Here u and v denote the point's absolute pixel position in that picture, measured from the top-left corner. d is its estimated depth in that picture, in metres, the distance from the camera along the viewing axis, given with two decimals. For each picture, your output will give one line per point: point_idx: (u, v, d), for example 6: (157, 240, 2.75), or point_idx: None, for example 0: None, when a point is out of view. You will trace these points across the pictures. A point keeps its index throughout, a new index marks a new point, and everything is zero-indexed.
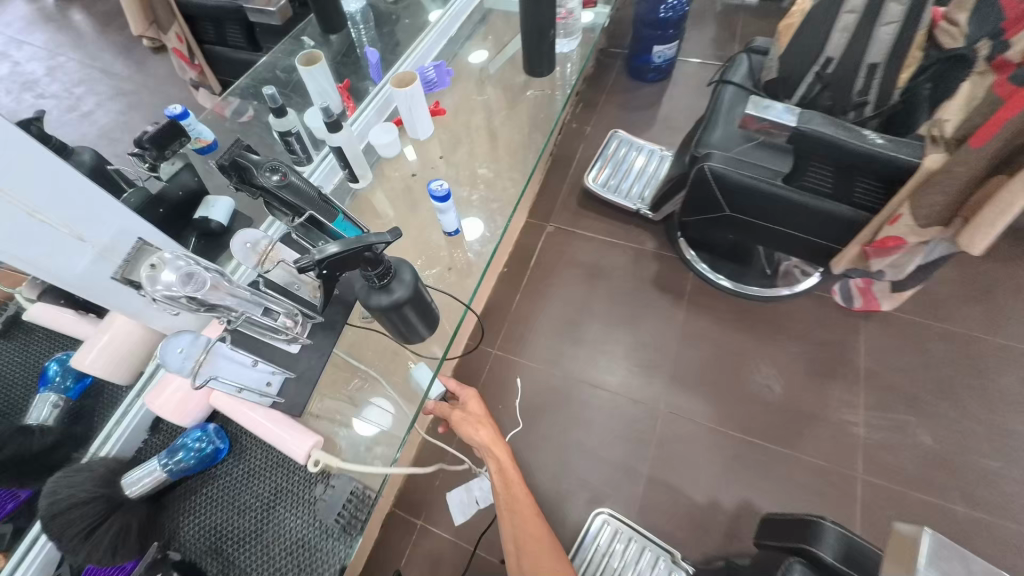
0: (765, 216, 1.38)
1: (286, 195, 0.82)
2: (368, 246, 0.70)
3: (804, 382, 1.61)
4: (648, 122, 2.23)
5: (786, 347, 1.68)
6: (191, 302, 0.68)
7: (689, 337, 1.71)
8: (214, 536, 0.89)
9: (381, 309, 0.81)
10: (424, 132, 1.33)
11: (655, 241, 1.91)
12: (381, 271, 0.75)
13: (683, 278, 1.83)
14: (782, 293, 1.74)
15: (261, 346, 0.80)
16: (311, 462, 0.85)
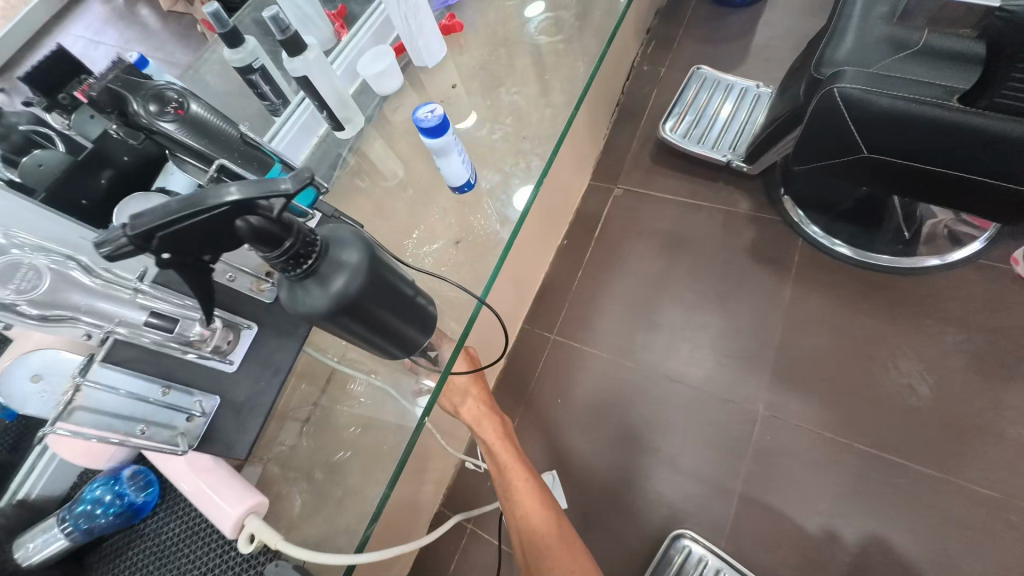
0: (928, 159, 0.96)
1: (185, 136, 0.60)
2: (236, 202, 0.41)
3: (964, 383, 1.20)
4: (738, 54, 1.79)
5: (938, 336, 1.26)
6: (20, 309, 0.47)
7: (797, 322, 1.35)
8: None
9: (308, 314, 0.49)
10: (432, 58, 1.03)
11: (750, 201, 1.54)
12: (284, 249, 0.45)
13: (787, 246, 1.45)
14: (930, 264, 1.31)
15: (168, 365, 0.56)
16: (244, 536, 0.59)
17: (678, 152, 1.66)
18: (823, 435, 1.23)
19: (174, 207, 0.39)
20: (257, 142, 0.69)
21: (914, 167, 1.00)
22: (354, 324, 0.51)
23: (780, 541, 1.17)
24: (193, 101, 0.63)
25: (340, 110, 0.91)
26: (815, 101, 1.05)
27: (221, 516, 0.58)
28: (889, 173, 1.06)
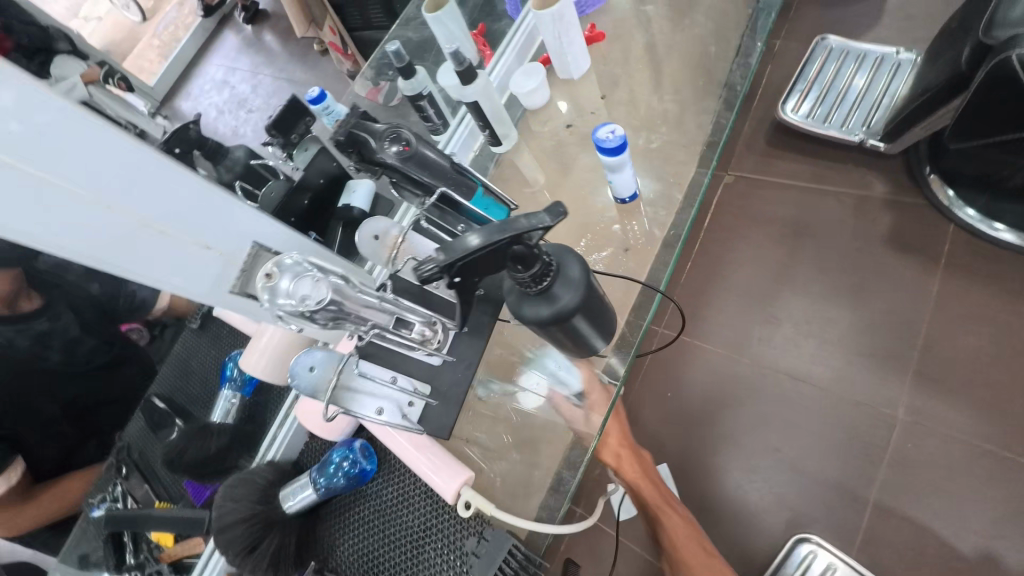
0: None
1: (415, 170, 0.69)
2: (517, 235, 0.53)
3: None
4: (869, 18, 1.60)
5: None
6: (322, 317, 0.50)
7: (946, 318, 1.22)
8: (366, 564, 0.73)
9: (536, 320, 0.64)
10: (577, 69, 1.10)
11: (887, 185, 1.38)
12: (534, 274, 0.59)
13: (933, 235, 1.30)
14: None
15: (397, 360, 0.65)
16: (461, 503, 0.71)
17: (798, 133, 1.54)
18: (979, 446, 1.10)
19: (472, 245, 0.52)
20: (464, 169, 0.73)
21: None
22: (562, 333, 0.66)
23: (925, 557, 1.07)
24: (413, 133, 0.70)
25: (497, 126, 1.01)
26: (983, 71, 0.92)
27: (442, 485, 0.70)
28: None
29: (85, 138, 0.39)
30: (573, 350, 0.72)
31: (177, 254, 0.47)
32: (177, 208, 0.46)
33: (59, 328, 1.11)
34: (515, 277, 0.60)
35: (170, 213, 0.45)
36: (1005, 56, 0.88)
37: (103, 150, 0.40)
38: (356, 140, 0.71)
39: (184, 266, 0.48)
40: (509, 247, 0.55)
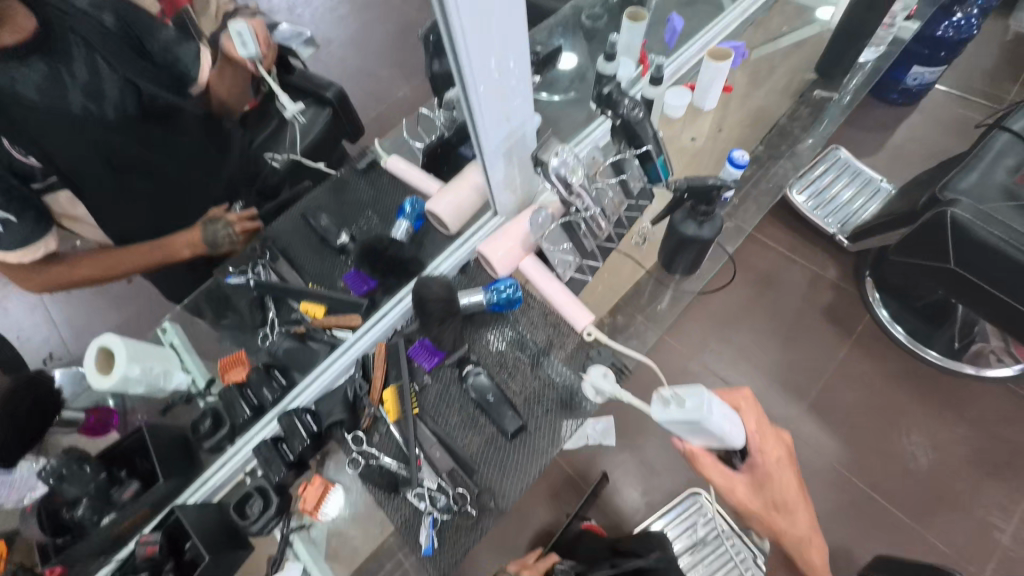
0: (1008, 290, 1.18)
1: (638, 128, 0.75)
2: (719, 184, 0.67)
3: (959, 469, 1.47)
4: (870, 146, 1.91)
5: (952, 426, 1.52)
6: (558, 189, 0.71)
7: (841, 377, 1.63)
8: (494, 359, 0.79)
9: (682, 244, 0.75)
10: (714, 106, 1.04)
11: (838, 271, 1.78)
12: (707, 209, 0.69)
13: (854, 317, 1.70)
14: (965, 369, 1.54)
15: (574, 237, 0.78)
16: (586, 335, 0.78)
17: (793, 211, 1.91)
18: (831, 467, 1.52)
19: (683, 184, 0.66)
20: (661, 142, 0.78)
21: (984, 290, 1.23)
22: (685, 262, 0.82)
23: None
24: (641, 110, 0.77)
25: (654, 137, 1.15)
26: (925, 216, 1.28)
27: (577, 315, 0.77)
28: (964, 292, 1.31)
29: (516, 28, 0.59)
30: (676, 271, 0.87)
31: (500, 114, 0.68)
32: (516, 86, 0.67)
33: (67, 69, 0.95)
34: (689, 208, 0.71)
35: (513, 89, 0.67)
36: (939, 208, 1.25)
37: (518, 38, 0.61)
38: (608, 96, 0.80)
39: (500, 126, 0.70)
40: (709, 190, 0.67)
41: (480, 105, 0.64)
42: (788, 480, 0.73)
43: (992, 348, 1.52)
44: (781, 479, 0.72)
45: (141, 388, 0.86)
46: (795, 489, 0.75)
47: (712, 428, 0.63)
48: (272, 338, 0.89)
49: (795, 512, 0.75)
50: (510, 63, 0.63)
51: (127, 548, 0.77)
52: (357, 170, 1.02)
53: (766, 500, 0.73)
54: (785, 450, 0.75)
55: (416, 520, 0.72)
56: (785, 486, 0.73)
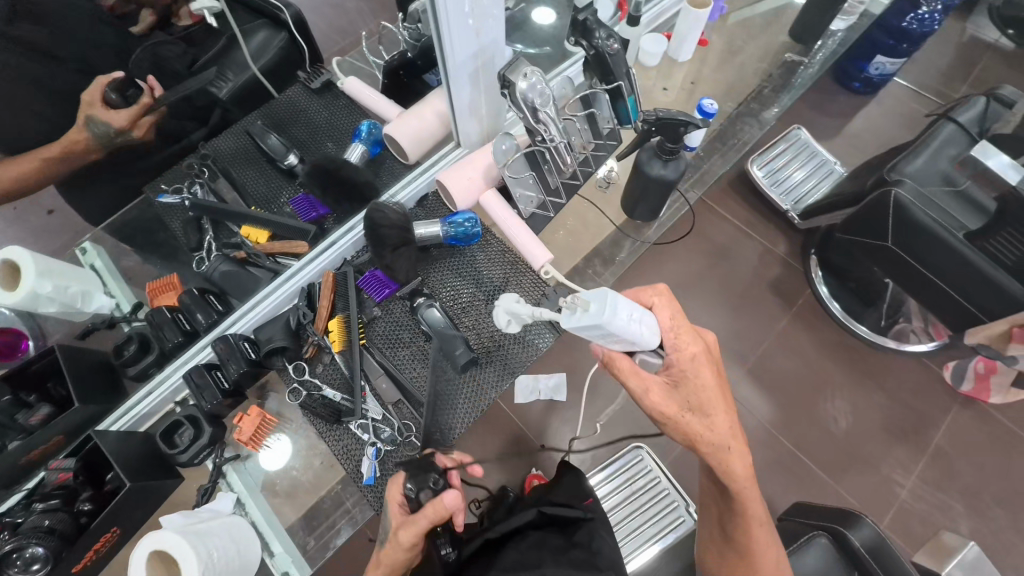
0: (908, 281, 1.14)
1: (611, 62, 0.73)
2: (690, 122, 0.66)
3: (875, 434, 1.36)
4: (829, 129, 1.75)
5: (873, 397, 1.40)
6: (527, 115, 0.67)
7: (784, 352, 1.47)
8: (449, 293, 0.77)
9: (649, 183, 0.75)
10: (685, 55, 1.03)
11: (789, 247, 1.59)
12: (675, 148, 0.69)
13: (797, 290, 1.53)
14: (885, 345, 1.41)
15: (539, 171, 0.75)
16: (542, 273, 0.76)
17: None
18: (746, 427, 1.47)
19: (654, 117, 0.65)
20: (633, 79, 0.75)
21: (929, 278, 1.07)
22: (649, 205, 0.82)
23: None
24: (616, 43, 0.74)
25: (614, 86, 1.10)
26: (873, 194, 1.10)
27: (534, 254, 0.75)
28: (930, 285, 1.09)
29: None
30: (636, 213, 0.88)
31: (469, 25, 0.62)
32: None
33: None
34: (658, 145, 0.70)
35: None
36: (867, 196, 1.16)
37: None
38: (582, 24, 0.74)
39: (467, 40, 0.64)
40: (678, 126, 0.66)
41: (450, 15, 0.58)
42: (704, 379, 0.63)
43: (912, 327, 1.38)
44: (695, 377, 0.63)
45: (54, 307, 0.78)
46: (724, 407, 0.64)
47: (621, 333, 0.57)
48: (209, 261, 0.82)
49: (709, 413, 0.63)
50: None
51: (36, 478, 0.69)
52: (309, 89, 0.93)
53: (675, 404, 0.63)
54: (705, 350, 0.64)
55: (359, 451, 0.70)
56: (699, 393, 0.63)
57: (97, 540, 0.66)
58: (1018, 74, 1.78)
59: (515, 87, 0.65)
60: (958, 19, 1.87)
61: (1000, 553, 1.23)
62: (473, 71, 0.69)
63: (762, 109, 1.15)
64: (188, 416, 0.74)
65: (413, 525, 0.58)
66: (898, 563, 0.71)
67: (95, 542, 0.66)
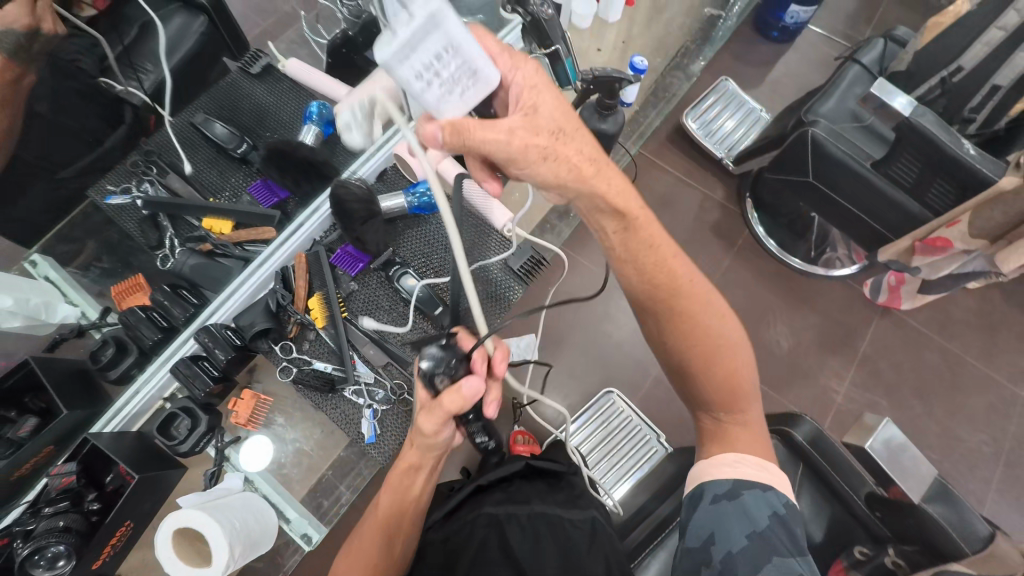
0: (827, 208, 1.28)
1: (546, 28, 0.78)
2: (623, 79, 0.72)
3: (811, 350, 1.54)
4: (754, 78, 1.87)
5: (807, 316, 1.58)
6: None
7: (729, 286, 1.61)
8: (422, 261, 0.82)
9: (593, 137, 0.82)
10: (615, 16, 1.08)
11: (726, 191, 1.71)
12: (612, 104, 0.76)
13: (736, 232, 1.67)
14: (816, 272, 1.59)
15: None
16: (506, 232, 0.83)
17: None
18: None
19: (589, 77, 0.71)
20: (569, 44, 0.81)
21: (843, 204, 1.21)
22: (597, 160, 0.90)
23: None
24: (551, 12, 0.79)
25: None
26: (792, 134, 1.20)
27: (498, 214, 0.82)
28: (842, 209, 1.24)
29: None
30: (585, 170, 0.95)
31: None
32: None
33: None
34: (598, 102, 0.76)
35: None
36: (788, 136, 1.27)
37: None
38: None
39: None
40: (611, 84, 0.72)
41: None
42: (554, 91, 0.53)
43: (837, 255, 1.57)
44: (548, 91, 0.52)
45: (17, 321, 0.78)
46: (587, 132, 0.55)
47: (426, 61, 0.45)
48: (175, 257, 0.82)
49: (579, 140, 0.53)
50: None
51: (36, 489, 0.70)
52: (251, 74, 0.92)
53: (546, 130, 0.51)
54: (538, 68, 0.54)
55: (357, 415, 0.77)
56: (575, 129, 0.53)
57: (112, 534, 0.68)
58: (911, 14, 1.96)
59: None
60: None
61: (919, 434, 1.45)
62: None
63: None
64: (181, 407, 0.75)
65: (434, 413, 0.59)
66: (834, 448, 0.80)
67: (111, 536, 0.68)
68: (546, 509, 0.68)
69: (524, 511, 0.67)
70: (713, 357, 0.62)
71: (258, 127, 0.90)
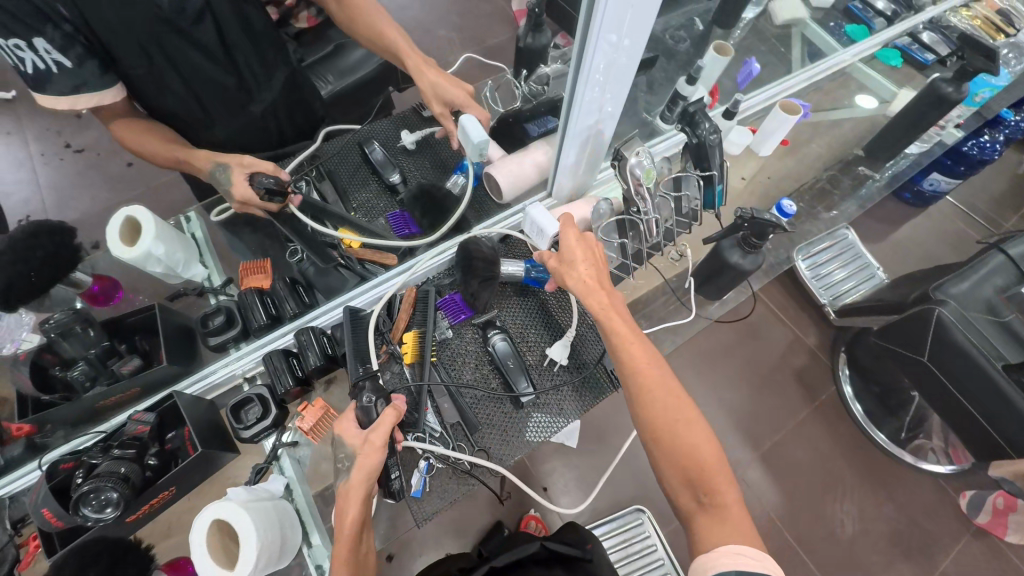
0: (937, 400, 1.11)
1: (710, 153, 0.80)
2: (776, 225, 0.71)
3: (878, 545, 1.30)
4: (876, 233, 1.78)
5: (882, 506, 1.34)
6: (626, 184, 0.75)
7: (797, 439, 1.42)
8: (518, 334, 0.82)
9: (724, 265, 0.80)
10: (764, 150, 1.11)
11: (819, 339, 1.54)
12: (758, 243, 0.75)
13: (821, 386, 1.48)
14: (902, 458, 1.36)
15: (629, 234, 0.81)
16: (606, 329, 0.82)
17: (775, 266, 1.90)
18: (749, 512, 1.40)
19: (744, 213, 0.70)
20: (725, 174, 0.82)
21: (958, 399, 1.04)
22: (715, 285, 0.87)
23: None
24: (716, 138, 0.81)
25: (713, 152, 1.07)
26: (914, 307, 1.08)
27: None
28: (956, 406, 1.07)
29: (643, 27, 0.60)
30: (704, 290, 0.92)
31: (595, 98, 0.70)
32: (619, 79, 0.69)
33: None
34: (742, 237, 0.76)
35: (616, 82, 0.69)
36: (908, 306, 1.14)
37: (642, 36, 0.62)
38: (690, 115, 0.82)
39: (589, 111, 0.72)
40: (765, 226, 0.71)
41: (591, 64, 0.62)
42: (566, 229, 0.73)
43: (931, 446, 1.33)
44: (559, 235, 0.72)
45: (158, 267, 0.84)
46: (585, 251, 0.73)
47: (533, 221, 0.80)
48: (303, 254, 0.88)
49: (575, 265, 0.71)
50: (626, 57, 0.64)
51: (111, 423, 0.77)
52: (421, 116, 1.02)
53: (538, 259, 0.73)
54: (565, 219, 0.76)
55: (412, 464, 0.74)
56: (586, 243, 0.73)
57: (154, 496, 0.69)
58: None
59: (628, 160, 0.74)
60: (1017, 152, 1.92)
61: None
62: (585, 135, 0.77)
63: (825, 210, 1.20)
64: (258, 394, 0.77)
65: (381, 429, 0.65)
66: None
67: (153, 497, 0.69)
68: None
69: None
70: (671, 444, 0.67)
71: (410, 163, 0.97)
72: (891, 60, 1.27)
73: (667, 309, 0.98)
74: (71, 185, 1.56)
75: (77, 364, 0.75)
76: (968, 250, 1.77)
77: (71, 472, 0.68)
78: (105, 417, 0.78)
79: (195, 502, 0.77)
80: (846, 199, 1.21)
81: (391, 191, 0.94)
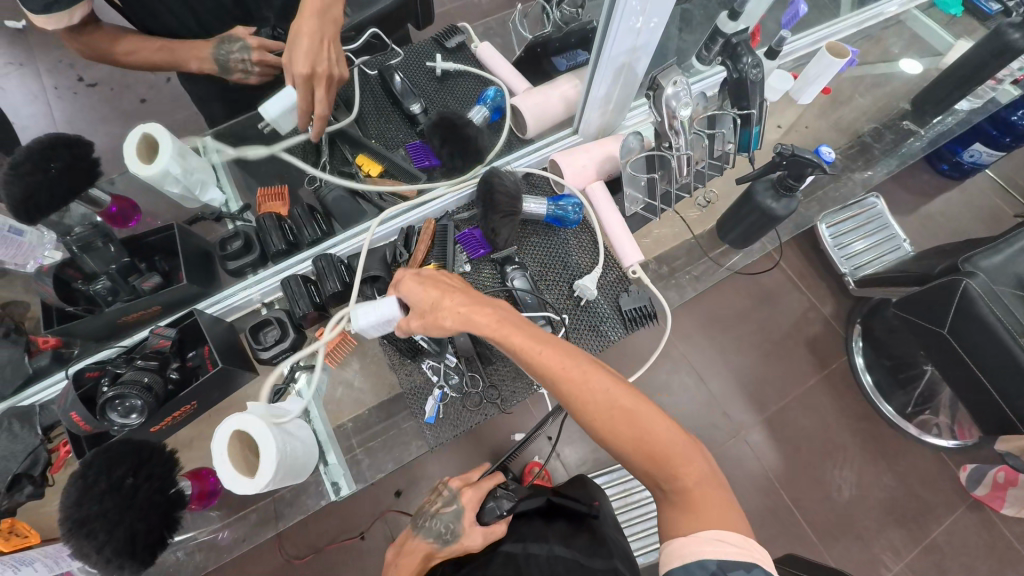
0: (952, 372, 1.07)
1: (751, 90, 0.75)
2: (814, 165, 0.68)
3: (873, 511, 1.32)
4: (908, 204, 1.70)
5: (880, 473, 1.35)
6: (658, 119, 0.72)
7: (803, 404, 1.42)
8: (536, 275, 0.81)
9: (756, 209, 0.78)
10: (804, 98, 1.06)
11: (838, 309, 1.51)
12: (793, 185, 0.72)
13: (834, 354, 1.47)
14: (907, 430, 1.35)
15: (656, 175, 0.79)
16: (629, 271, 0.82)
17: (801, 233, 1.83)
18: None
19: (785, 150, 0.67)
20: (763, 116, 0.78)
21: (974, 373, 1.00)
22: (742, 233, 0.85)
23: None
24: (758, 74, 0.75)
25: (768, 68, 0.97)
26: (940, 277, 1.03)
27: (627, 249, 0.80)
28: (967, 378, 1.04)
29: None
30: (730, 238, 0.89)
31: (634, 23, 0.65)
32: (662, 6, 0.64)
33: None
34: (778, 178, 0.73)
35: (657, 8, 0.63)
36: (934, 277, 1.09)
37: None
38: (732, 47, 0.77)
39: (625, 39, 0.67)
40: (803, 165, 0.68)
41: None
42: None
43: (937, 421, 1.32)
44: None
45: (175, 189, 0.83)
46: None
47: None
48: (322, 182, 0.87)
49: None
50: None
51: (133, 338, 0.78)
52: (444, 45, 0.97)
53: None
54: None
55: (425, 391, 0.76)
56: None
57: (177, 409, 0.71)
58: None
59: (661, 92, 0.71)
60: None
61: None
62: (619, 65, 0.73)
63: (860, 168, 1.14)
64: (277, 317, 0.79)
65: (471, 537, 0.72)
66: None
67: (175, 410, 0.71)
68: (566, 554, 0.67)
69: (541, 551, 0.67)
70: (618, 433, 0.56)
71: (431, 94, 0.94)
72: (951, 9, 1.18)
73: (687, 259, 0.96)
74: (86, 118, 1.53)
75: (99, 279, 0.76)
76: (1001, 226, 1.69)
77: (97, 381, 0.70)
78: (127, 333, 0.80)
79: (212, 418, 0.80)
80: (881, 160, 1.15)
81: (410, 121, 0.91)
